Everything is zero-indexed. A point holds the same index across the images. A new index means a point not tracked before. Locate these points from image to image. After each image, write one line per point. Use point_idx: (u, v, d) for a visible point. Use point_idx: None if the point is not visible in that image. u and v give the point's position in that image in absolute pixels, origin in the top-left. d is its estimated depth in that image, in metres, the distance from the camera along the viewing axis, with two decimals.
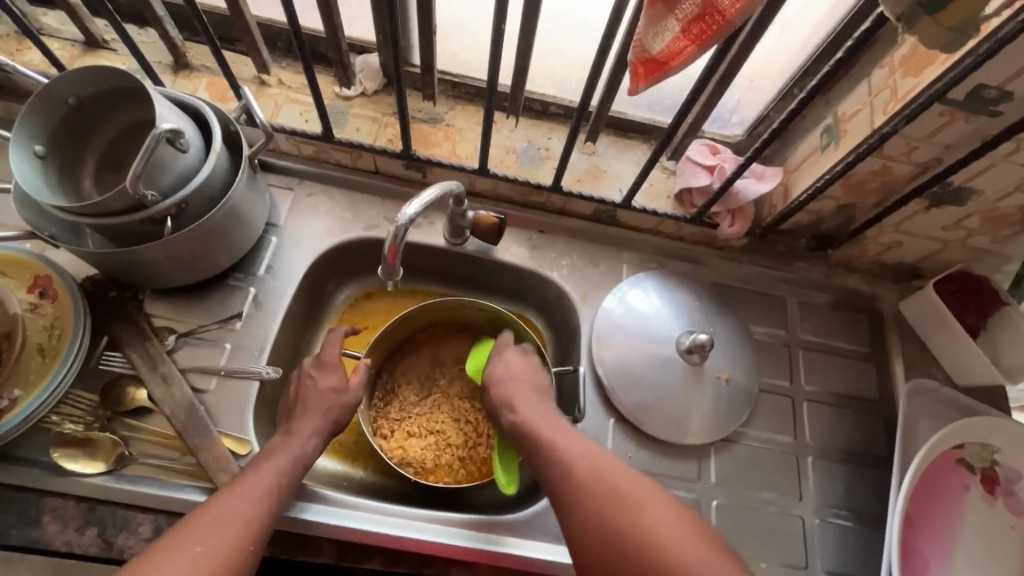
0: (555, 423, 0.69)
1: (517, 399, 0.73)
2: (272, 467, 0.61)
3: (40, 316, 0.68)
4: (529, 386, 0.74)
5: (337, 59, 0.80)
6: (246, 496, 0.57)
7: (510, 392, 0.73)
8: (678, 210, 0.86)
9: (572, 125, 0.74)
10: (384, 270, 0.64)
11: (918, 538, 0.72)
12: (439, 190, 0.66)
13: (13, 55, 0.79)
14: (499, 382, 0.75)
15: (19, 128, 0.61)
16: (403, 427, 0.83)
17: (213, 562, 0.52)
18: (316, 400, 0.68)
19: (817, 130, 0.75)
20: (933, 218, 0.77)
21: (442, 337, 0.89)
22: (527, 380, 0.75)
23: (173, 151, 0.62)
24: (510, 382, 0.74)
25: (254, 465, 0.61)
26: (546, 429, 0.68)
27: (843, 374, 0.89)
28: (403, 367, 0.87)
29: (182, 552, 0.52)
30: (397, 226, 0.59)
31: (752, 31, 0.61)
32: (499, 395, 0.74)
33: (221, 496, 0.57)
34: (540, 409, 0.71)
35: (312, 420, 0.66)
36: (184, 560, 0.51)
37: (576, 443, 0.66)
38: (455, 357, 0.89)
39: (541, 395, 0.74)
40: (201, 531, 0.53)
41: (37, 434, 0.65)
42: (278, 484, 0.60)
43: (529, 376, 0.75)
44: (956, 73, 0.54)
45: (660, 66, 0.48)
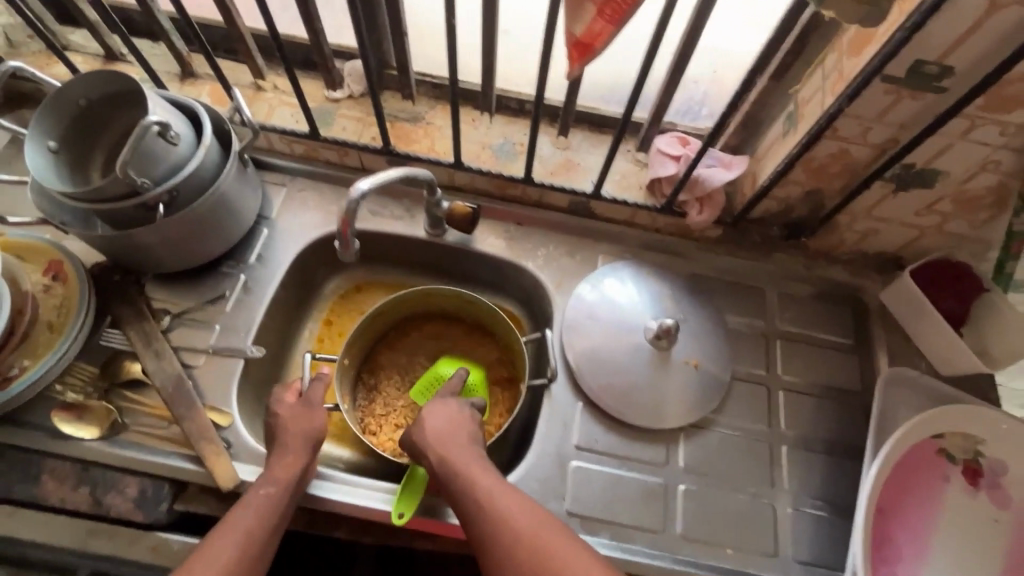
0: (487, 477, 0.64)
1: (445, 451, 0.67)
2: (236, 520, 0.60)
3: (51, 296, 0.76)
4: (460, 438, 0.69)
5: (322, 62, 0.86)
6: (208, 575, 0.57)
7: (442, 440, 0.68)
8: (649, 201, 0.88)
9: (535, 118, 0.76)
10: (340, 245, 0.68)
11: (890, 528, 0.70)
12: (401, 174, 0.70)
13: (43, 68, 0.89)
14: (427, 434, 0.69)
15: (35, 125, 0.69)
16: (390, 420, 0.87)
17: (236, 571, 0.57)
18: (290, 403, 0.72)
19: (781, 116, 0.76)
20: (903, 203, 0.76)
21: (410, 330, 0.93)
22: (459, 430, 0.70)
23: (165, 143, 0.68)
24: (441, 433, 0.69)
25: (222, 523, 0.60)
26: (478, 486, 0.64)
27: (824, 364, 0.88)
28: (380, 363, 0.91)
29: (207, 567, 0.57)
30: (350, 198, 0.65)
31: (695, 19, 0.64)
32: (427, 448, 0.68)
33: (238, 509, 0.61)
34: (473, 462, 0.66)
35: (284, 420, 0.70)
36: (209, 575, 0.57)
37: (509, 500, 0.63)
38: (427, 346, 0.92)
39: (471, 444, 0.68)
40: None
41: (42, 401, 0.72)
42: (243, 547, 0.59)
43: (460, 425, 0.70)
44: (887, 50, 0.55)
45: (586, 48, 0.51)
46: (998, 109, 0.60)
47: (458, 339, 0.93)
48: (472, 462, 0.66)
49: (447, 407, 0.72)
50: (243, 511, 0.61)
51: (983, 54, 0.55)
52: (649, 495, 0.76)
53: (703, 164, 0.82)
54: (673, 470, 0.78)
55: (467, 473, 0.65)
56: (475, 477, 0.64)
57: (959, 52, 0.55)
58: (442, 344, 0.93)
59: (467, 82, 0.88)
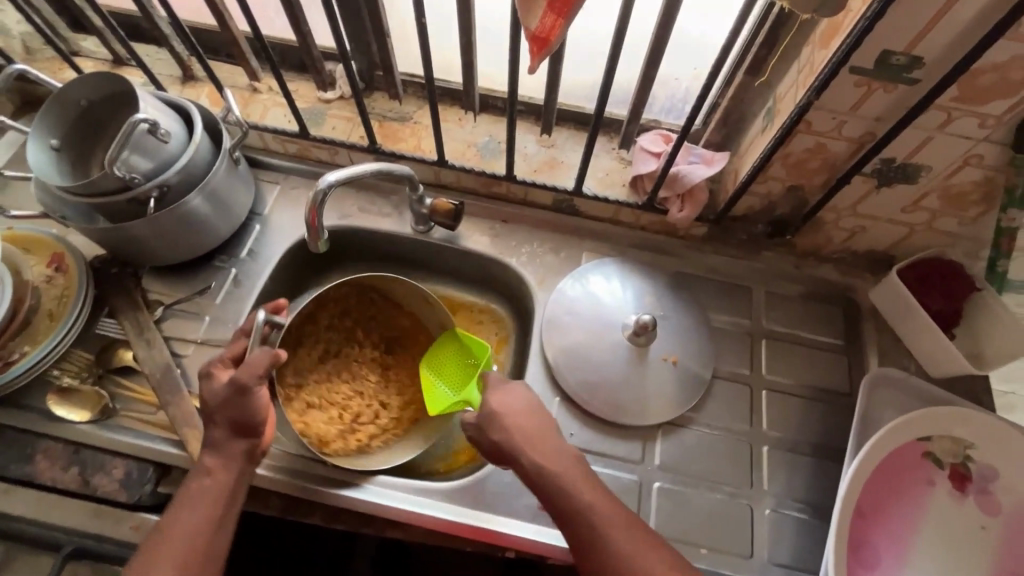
0: (569, 467, 0.64)
1: (525, 437, 0.66)
2: (173, 519, 0.60)
3: (53, 286, 0.80)
4: (541, 428, 0.67)
5: (312, 64, 0.88)
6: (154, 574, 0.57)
7: (519, 427, 0.67)
8: (632, 198, 0.88)
9: (511, 116, 0.77)
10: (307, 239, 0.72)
11: (869, 532, 0.69)
12: (373, 169, 0.75)
13: (56, 74, 0.94)
14: (513, 422, 0.67)
15: (37, 124, 0.74)
16: (305, 399, 0.83)
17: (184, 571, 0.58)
18: (221, 380, 0.65)
19: (761, 111, 0.75)
20: (889, 199, 0.75)
21: (352, 316, 0.90)
22: (537, 420, 0.68)
23: (156, 141, 0.72)
24: (524, 423, 0.67)
25: (161, 523, 0.60)
26: (566, 478, 0.63)
27: (812, 364, 0.86)
28: (312, 339, 0.87)
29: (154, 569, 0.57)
30: (317, 188, 0.68)
31: (665, 14, 0.64)
32: (511, 437, 0.66)
33: (179, 507, 0.61)
34: (556, 453, 0.65)
35: (214, 399, 0.65)
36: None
37: (593, 489, 0.63)
38: (372, 334, 0.90)
39: (552, 434, 0.67)
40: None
41: (40, 385, 0.76)
42: (186, 544, 0.59)
43: (536, 414, 0.69)
44: (851, 41, 0.55)
45: (541, 42, 0.52)
46: (974, 101, 0.58)
47: (402, 330, 0.90)
48: (558, 452, 0.65)
49: (522, 395, 0.70)
50: (183, 508, 0.61)
51: (950, 44, 0.54)
52: (623, 491, 0.76)
53: (685, 161, 0.82)
54: (649, 467, 0.78)
55: (553, 461, 0.64)
56: (558, 466, 0.64)
57: (925, 42, 0.54)
58: (382, 332, 0.90)
59: (453, 82, 0.90)
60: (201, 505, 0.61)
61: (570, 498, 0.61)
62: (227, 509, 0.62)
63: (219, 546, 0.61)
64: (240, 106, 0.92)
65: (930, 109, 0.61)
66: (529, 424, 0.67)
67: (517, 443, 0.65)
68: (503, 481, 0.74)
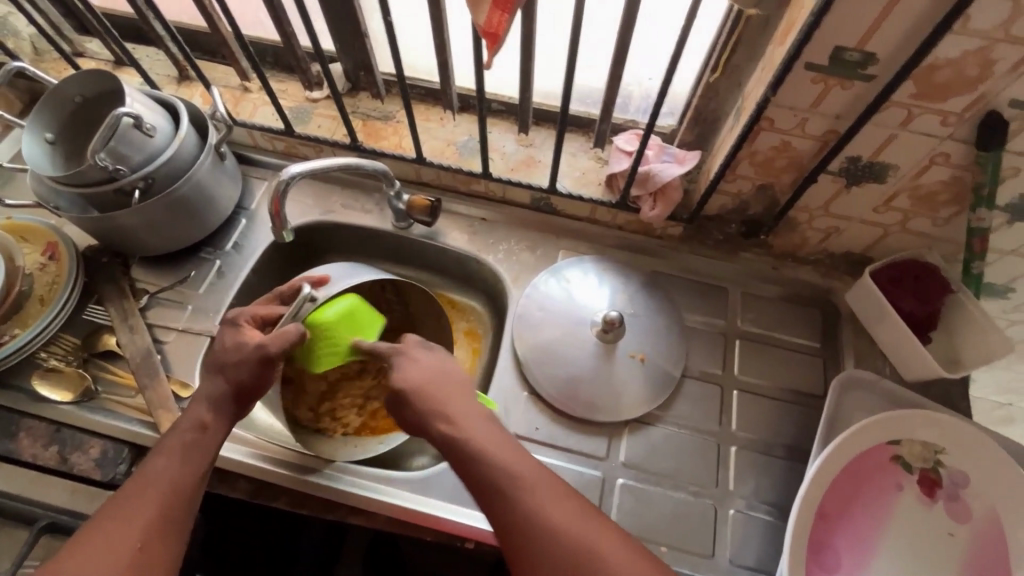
0: (478, 428, 0.62)
1: (435, 399, 0.63)
2: (156, 468, 0.61)
3: (45, 273, 0.84)
4: (459, 392, 0.64)
5: (298, 64, 0.92)
6: (130, 518, 0.57)
7: (430, 388, 0.64)
8: (607, 196, 0.88)
9: (482, 114, 0.79)
10: (273, 227, 0.75)
11: (832, 534, 0.68)
12: (340, 163, 0.76)
13: (60, 74, 0.99)
14: (426, 385, 0.64)
15: (34, 119, 0.78)
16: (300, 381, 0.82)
17: (153, 521, 0.58)
18: (245, 335, 0.67)
19: (730, 110, 0.75)
20: (860, 199, 0.74)
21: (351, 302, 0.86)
22: (451, 382, 0.65)
23: (141, 134, 0.75)
24: (441, 386, 0.64)
25: (141, 469, 0.61)
26: (482, 443, 0.60)
27: (786, 366, 0.85)
28: None
29: (126, 518, 0.57)
30: (280, 178, 0.71)
31: (626, 14, 0.65)
32: (424, 400, 0.63)
33: (156, 460, 0.61)
34: (471, 418, 0.62)
35: (231, 357, 0.65)
36: (128, 524, 0.57)
37: (504, 450, 0.60)
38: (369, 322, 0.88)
39: (468, 397, 0.65)
40: (81, 556, 0.55)
41: (28, 366, 0.79)
42: (167, 492, 0.59)
43: (452, 375, 0.66)
44: (801, 37, 0.55)
45: (492, 37, 0.53)
46: (932, 98, 0.58)
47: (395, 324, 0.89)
48: (466, 416, 0.63)
49: (438, 358, 0.68)
50: (165, 458, 0.61)
51: (902, 40, 0.54)
52: (587, 487, 0.76)
53: (658, 159, 0.82)
54: (614, 464, 0.78)
55: (463, 423, 0.62)
56: (467, 428, 0.61)
57: (877, 38, 0.55)
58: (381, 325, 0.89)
59: (433, 82, 0.92)
60: (189, 458, 0.62)
61: (486, 462, 0.59)
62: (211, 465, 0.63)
63: (191, 498, 0.60)
64: (230, 105, 0.96)
65: (889, 107, 0.60)
66: (440, 387, 0.64)
67: (428, 408, 0.62)
68: None
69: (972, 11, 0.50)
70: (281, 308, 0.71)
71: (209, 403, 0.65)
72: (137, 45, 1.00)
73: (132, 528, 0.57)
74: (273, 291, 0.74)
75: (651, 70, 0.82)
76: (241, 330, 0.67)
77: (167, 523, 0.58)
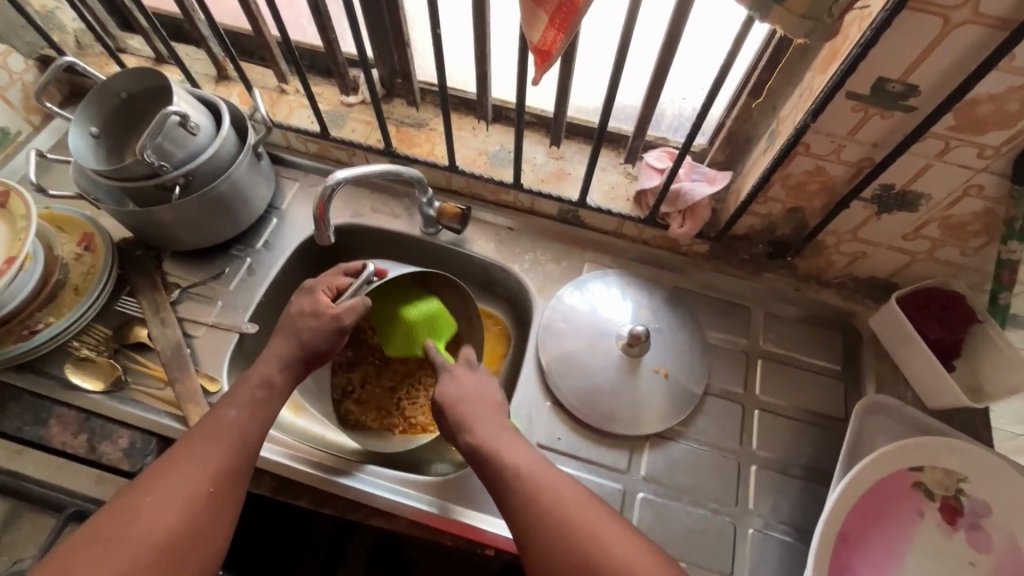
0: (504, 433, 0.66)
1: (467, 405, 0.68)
2: (228, 416, 0.64)
3: (80, 264, 0.85)
4: (486, 407, 0.69)
5: (337, 69, 0.93)
6: (201, 462, 0.60)
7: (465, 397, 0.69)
8: (635, 212, 0.89)
9: (519, 125, 0.80)
10: (317, 233, 0.77)
11: (851, 557, 0.68)
12: (382, 169, 0.77)
13: (102, 69, 1.01)
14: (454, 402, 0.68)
15: (80, 112, 0.79)
16: (354, 391, 0.90)
17: (220, 465, 0.60)
18: (323, 302, 0.71)
19: (765, 133, 0.76)
20: (889, 227, 0.75)
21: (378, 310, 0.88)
22: (481, 399, 0.69)
23: (185, 132, 0.76)
24: (468, 402, 0.69)
25: (208, 417, 0.64)
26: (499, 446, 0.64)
27: (807, 387, 0.85)
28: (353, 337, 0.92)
29: (195, 459, 0.60)
30: (325, 184, 0.72)
31: (670, 38, 0.67)
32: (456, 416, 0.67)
33: (223, 409, 0.64)
34: (498, 430, 0.66)
35: (307, 322, 0.70)
36: (197, 466, 0.60)
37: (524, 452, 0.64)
38: None
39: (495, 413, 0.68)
40: (156, 494, 0.58)
41: (61, 354, 0.80)
42: (236, 443, 0.62)
43: (481, 391, 0.70)
44: (846, 66, 0.56)
45: (544, 54, 0.54)
46: (971, 131, 0.59)
47: None
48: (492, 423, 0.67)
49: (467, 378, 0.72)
50: (236, 410, 0.64)
51: (947, 73, 0.55)
52: (607, 499, 0.77)
53: (688, 178, 0.83)
54: (634, 478, 0.78)
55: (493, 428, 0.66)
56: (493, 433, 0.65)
57: (920, 71, 0.56)
58: None
59: (468, 92, 0.93)
60: (257, 414, 0.65)
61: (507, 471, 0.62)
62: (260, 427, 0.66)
63: (254, 448, 0.63)
64: (268, 106, 0.97)
65: (928, 137, 0.61)
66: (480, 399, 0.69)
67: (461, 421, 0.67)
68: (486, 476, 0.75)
69: (1020, 48, 0.51)
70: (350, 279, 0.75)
71: (279, 365, 0.68)
72: (179, 43, 1.02)
73: (203, 471, 0.59)
74: (337, 266, 0.77)
75: (684, 90, 0.83)
76: (317, 296, 0.72)
77: (231, 470, 0.61)
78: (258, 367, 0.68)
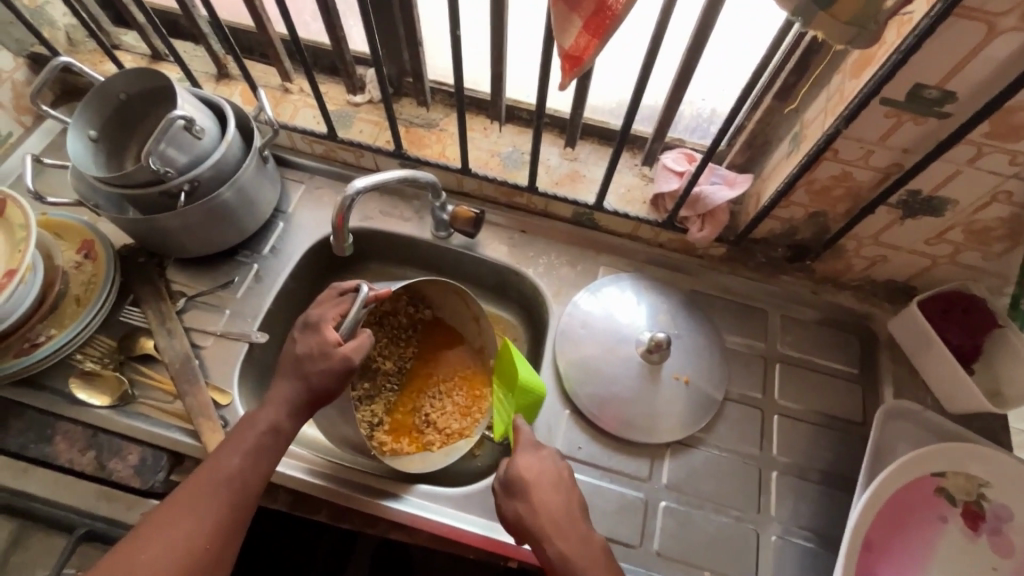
0: (559, 512, 0.64)
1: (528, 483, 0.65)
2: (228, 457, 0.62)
3: (81, 273, 0.82)
4: (567, 507, 0.64)
5: (345, 68, 0.90)
6: (199, 514, 0.59)
7: (523, 473, 0.66)
8: (652, 215, 0.88)
9: (537, 126, 0.78)
10: (334, 242, 0.75)
11: (876, 564, 0.68)
12: (400, 175, 0.75)
13: (95, 66, 0.97)
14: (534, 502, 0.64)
15: (78, 116, 0.76)
16: (381, 425, 0.85)
17: (217, 523, 0.59)
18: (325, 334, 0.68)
19: (788, 136, 0.74)
20: (911, 232, 0.74)
21: (392, 322, 0.91)
22: (564, 492, 0.66)
23: (190, 136, 0.73)
24: (551, 500, 0.64)
25: (209, 462, 0.62)
26: (551, 524, 0.63)
27: (826, 391, 0.85)
28: (367, 366, 0.89)
29: (192, 515, 0.58)
30: (344, 195, 0.70)
31: (697, 38, 0.65)
32: (535, 515, 0.63)
33: (223, 451, 0.63)
34: (577, 535, 0.63)
35: (317, 365, 0.67)
36: (193, 523, 0.58)
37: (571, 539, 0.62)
38: (412, 346, 0.92)
39: (576, 511, 0.65)
40: (154, 550, 0.56)
41: (64, 368, 0.78)
42: (235, 491, 0.61)
43: (560, 486, 0.66)
44: (884, 72, 0.55)
45: (574, 60, 0.51)
46: (1006, 137, 0.58)
47: (437, 341, 0.92)
48: (546, 497, 0.64)
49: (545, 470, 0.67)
50: (239, 457, 0.63)
51: (986, 79, 0.54)
52: (629, 508, 0.76)
53: (707, 181, 0.82)
54: (656, 485, 0.78)
55: (548, 507, 0.64)
56: (548, 510, 0.64)
57: (959, 77, 0.55)
58: (423, 344, 0.92)
59: (480, 92, 0.90)
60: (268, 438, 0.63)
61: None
62: (278, 447, 0.65)
63: (249, 504, 0.62)
64: (272, 105, 0.94)
65: (961, 143, 0.60)
66: (540, 478, 0.66)
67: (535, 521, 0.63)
68: None
69: None
70: (348, 302, 0.72)
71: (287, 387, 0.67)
72: (176, 39, 0.98)
73: (201, 527, 0.58)
74: (331, 287, 0.75)
75: (703, 90, 0.81)
76: (324, 334, 0.68)
77: (226, 528, 0.59)
78: (279, 383, 0.67)
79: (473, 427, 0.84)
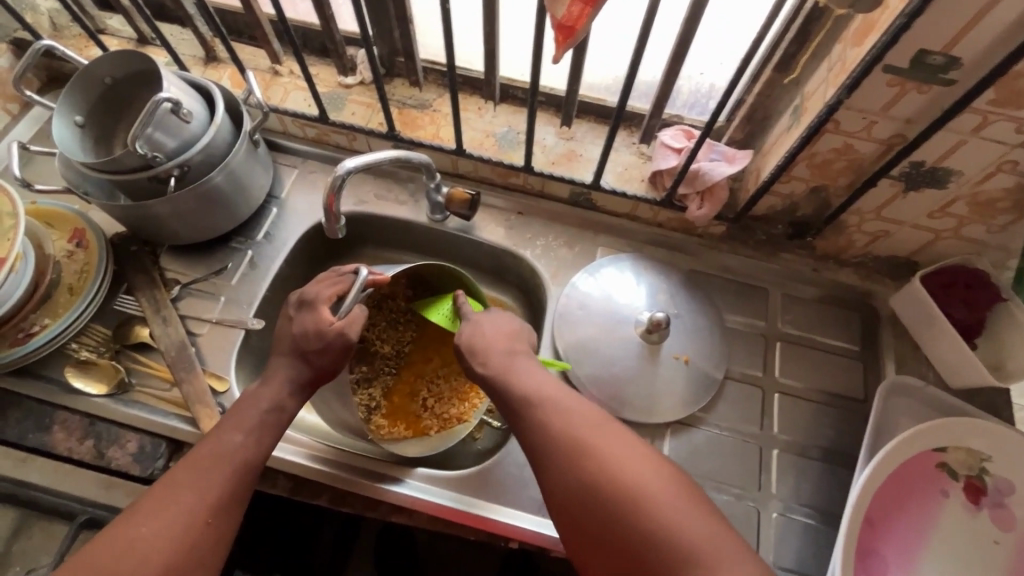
0: (510, 360, 0.71)
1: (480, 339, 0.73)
2: (225, 441, 0.61)
3: (73, 261, 0.81)
4: (518, 356, 0.72)
5: (335, 48, 0.88)
6: (200, 492, 0.58)
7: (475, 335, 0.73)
8: (650, 193, 0.86)
9: (531, 105, 0.76)
10: (328, 224, 0.74)
11: (877, 540, 0.68)
12: (392, 156, 0.74)
13: (81, 51, 0.95)
14: (535, 394, 0.66)
15: (63, 100, 0.74)
16: (378, 407, 0.85)
17: (219, 497, 0.58)
18: (322, 313, 0.69)
19: (788, 111, 0.73)
20: (915, 205, 0.73)
21: (390, 306, 0.90)
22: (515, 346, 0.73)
23: (178, 120, 0.71)
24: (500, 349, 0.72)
25: (208, 441, 0.62)
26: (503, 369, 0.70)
27: (827, 369, 0.84)
28: (366, 349, 0.88)
29: (194, 488, 0.58)
30: (336, 175, 0.69)
31: (694, 8, 0.63)
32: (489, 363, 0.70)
33: (219, 434, 0.62)
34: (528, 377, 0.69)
35: (316, 347, 0.68)
36: (195, 496, 0.57)
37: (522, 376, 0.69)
38: (410, 330, 0.91)
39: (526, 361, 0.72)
40: (155, 524, 0.55)
41: (59, 357, 0.77)
42: (236, 474, 0.60)
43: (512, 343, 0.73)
44: (887, 38, 0.53)
45: (567, 31, 0.50)
46: (1012, 105, 0.56)
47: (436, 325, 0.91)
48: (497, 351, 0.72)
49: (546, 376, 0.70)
50: (242, 435, 0.62)
51: (992, 44, 0.52)
52: None
53: (706, 158, 0.80)
54: None
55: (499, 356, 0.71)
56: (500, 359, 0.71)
57: (964, 42, 0.53)
58: (422, 328, 0.91)
59: (474, 71, 0.89)
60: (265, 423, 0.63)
61: (539, 415, 0.64)
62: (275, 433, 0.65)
63: (248, 483, 0.61)
64: (261, 89, 0.92)
65: (966, 112, 0.58)
66: (491, 336, 0.73)
67: (523, 409, 0.66)
68: (507, 468, 0.75)
69: None
70: (346, 285, 0.71)
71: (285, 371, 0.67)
72: (162, 23, 0.96)
73: (202, 501, 0.57)
74: (332, 269, 0.74)
75: (701, 64, 0.79)
76: (319, 312, 0.69)
77: (228, 502, 0.59)
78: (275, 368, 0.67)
79: (470, 412, 0.83)
